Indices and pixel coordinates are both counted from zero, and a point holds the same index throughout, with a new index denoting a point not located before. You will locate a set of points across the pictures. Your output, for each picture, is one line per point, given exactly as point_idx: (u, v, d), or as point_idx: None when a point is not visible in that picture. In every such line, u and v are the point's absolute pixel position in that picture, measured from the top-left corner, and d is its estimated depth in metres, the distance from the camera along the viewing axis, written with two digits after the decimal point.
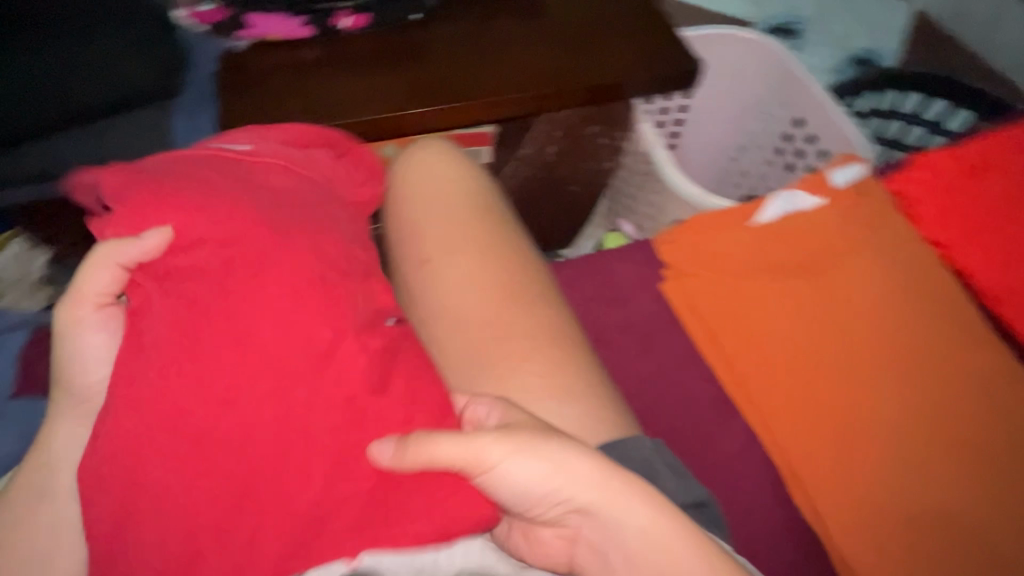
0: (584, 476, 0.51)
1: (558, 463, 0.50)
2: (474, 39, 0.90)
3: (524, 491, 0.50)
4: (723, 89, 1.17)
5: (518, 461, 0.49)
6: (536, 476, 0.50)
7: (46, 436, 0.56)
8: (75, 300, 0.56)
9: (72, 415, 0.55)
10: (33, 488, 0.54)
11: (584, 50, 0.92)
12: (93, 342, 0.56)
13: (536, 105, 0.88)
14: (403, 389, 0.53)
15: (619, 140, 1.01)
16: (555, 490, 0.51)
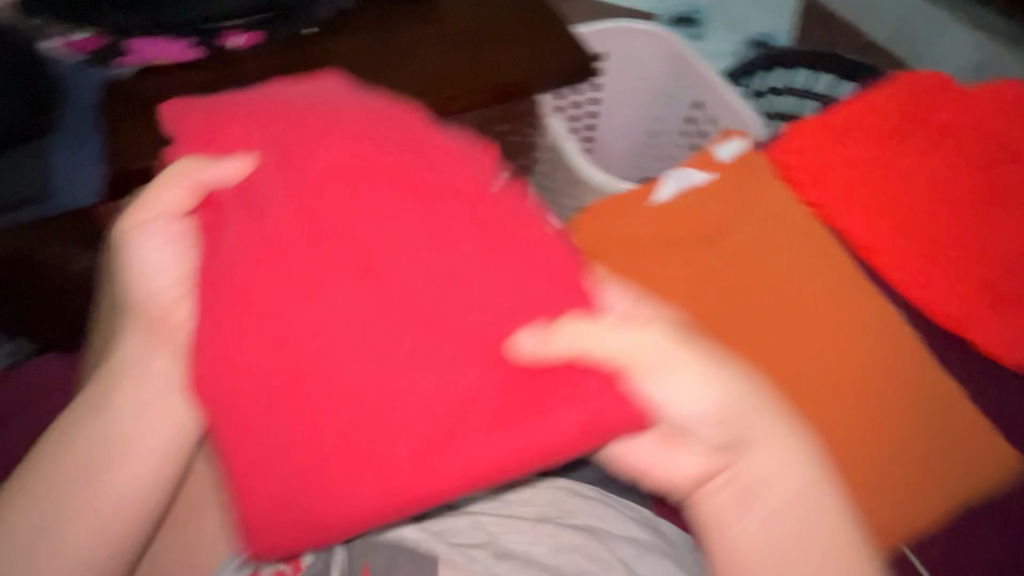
0: (753, 419, 0.42)
1: (737, 396, 0.42)
2: (375, 48, 0.91)
3: (686, 406, 0.41)
4: (627, 79, 1.21)
5: (681, 379, 0.41)
6: (709, 399, 0.41)
7: (109, 375, 0.50)
8: (176, 214, 0.53)
9: (147, 348, 0.50)
10: (79, 439, 0.47)
11: (481, 52, 0.94)
12: (157, 263, 0.52)
13: (440, 108, 0.89)
14: (532, 251, 0.47)
15: (529, 136, 1.05)
16: (721, 409, 0.42)
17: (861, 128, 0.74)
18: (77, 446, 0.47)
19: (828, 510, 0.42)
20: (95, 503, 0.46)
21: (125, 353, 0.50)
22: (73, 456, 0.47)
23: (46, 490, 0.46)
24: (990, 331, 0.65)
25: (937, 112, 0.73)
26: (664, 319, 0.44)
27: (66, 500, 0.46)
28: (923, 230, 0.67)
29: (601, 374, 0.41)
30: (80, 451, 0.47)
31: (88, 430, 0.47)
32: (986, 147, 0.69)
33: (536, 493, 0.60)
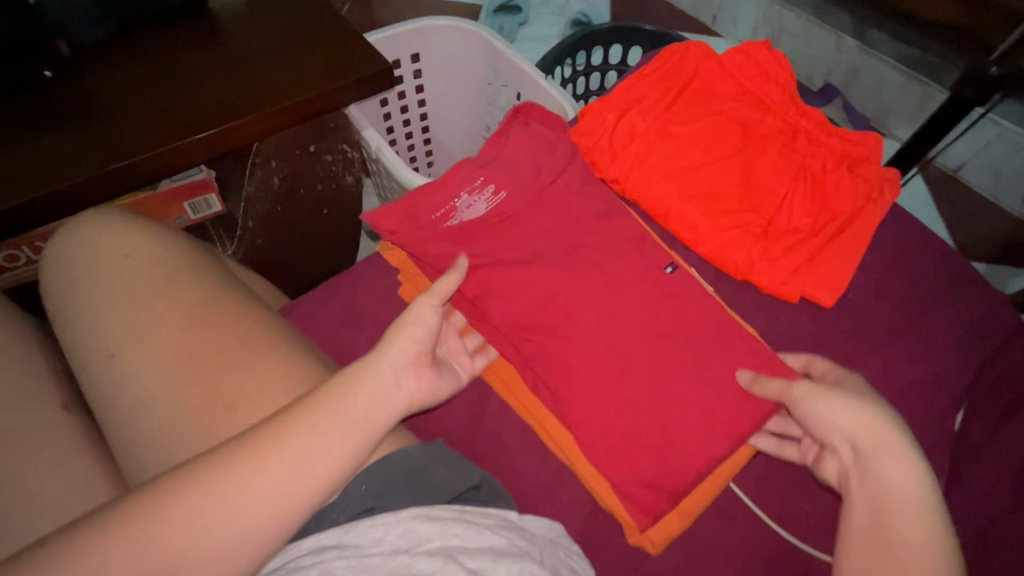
0: (850, 424, 0.49)
1: (870, 414, 0.49)
2: (147, 84, 0.81)
3: (834, 419, 0.50)
4: (440, 73, 1.17)
5: (827, 400, 0.51)
6: (845, 409, 0.50)
7: (361, 385, 0.49)
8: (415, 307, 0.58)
9: (377, 381, 0.50)
10: (314, 435, 0.44)
11: (265, 69, 0.85)
12: (418, 340, 0.55)
13: (232, 137, 0.80)
14: (642, 252, 0.67)
15: (347, 154, 1.00)
16: (847, 422, 0.49)
17: (642, 100, 0.77)
18: (290, 451, 0.43)
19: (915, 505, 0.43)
20: (300, 491, 0.43)
21: (383, 380, 0.50)
22: (288, 453, 0.43)
23: (256, 476, 0.41)
24: (768, 275, 0.67)
25: (704, 80, 0.78)
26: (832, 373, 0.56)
27: (300, 487, 0.43)
28: (698, 190, 0.71)
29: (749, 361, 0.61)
30: (332, 442, 0.45)
31: (332, 426, 0.46)
32: (746, 108, 0.75)
33: (386, 528, 0.49)
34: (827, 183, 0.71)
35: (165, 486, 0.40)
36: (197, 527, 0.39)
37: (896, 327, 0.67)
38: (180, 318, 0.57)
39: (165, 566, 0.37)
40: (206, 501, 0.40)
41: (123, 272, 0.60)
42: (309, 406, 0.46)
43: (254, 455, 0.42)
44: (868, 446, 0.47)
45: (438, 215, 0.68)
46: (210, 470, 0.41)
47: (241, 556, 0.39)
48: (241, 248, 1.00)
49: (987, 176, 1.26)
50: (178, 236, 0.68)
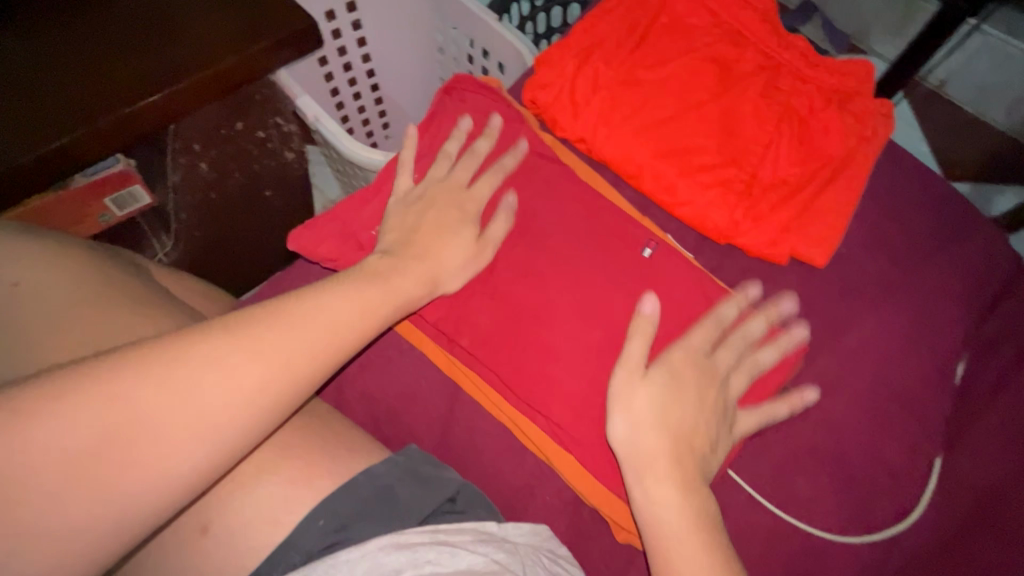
0: (640, 445, 0.47)
1: (652, 431, 0.47)
2: (17, 67, 0.66)
3: (627, 416, 0.48)
4: (383, 22, 1.02)
5: (639, 393, 0.49)
6: (632, 421, 0.48)
7: (368, 293, 0.46)
8: (430, 218, 0.55)
9: (392, 292, 0.48)
10: (294, 336, 0.39)
11: (166, 35, 0.71)
12: (451, 249, 0.55)
13: (139, 122, 0.68)
14: (611, 230, 0.60)
15: (282, 127, 0.89)
16: (630, 430, 0.48)
17: (604, 42, 0.67)
18: (267, 348, 0.38)
19: (684, 523, 0.44)
20: (267, 396, 0.37)
21: (383, 292, 0.47)
22: (265, 347, 0.38)
23: (219, 368, 0.36)
24: (756, 236, 0.61)
25: (672, 13, 0.68)
26: (681, 350, 0.52)
27: (266, 390, 0.37)
28: (674, 144, 0.62)
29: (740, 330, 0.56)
30: (313, 351, 0.39)
31: (311, 332, 0.40)
32: (722, 43, 0.66)
33: (350, 565, 0.43)
34: (814, 124, 0.63)
35: (109, 359, 0.34)
36: (137, 416, 0.33)
37: (894, 279, 0.62)
38: (88, 359, 0.47)
39: (89, 458, 0.32)
40: (152, 386, 0.34)
41: (20, 306, 0.50)
42: (292, 303, 0.41)
43: (219, 345, 0.37)
44: (636, 460, 0.47)
45: (375, 232, 0.60)
46: (166, 353, 0.35)
47: (183, 470, 0.34)
48: (178, 241, 0.90)
49: (971, 89, 1.20)
50: (81, 249, 0.56)
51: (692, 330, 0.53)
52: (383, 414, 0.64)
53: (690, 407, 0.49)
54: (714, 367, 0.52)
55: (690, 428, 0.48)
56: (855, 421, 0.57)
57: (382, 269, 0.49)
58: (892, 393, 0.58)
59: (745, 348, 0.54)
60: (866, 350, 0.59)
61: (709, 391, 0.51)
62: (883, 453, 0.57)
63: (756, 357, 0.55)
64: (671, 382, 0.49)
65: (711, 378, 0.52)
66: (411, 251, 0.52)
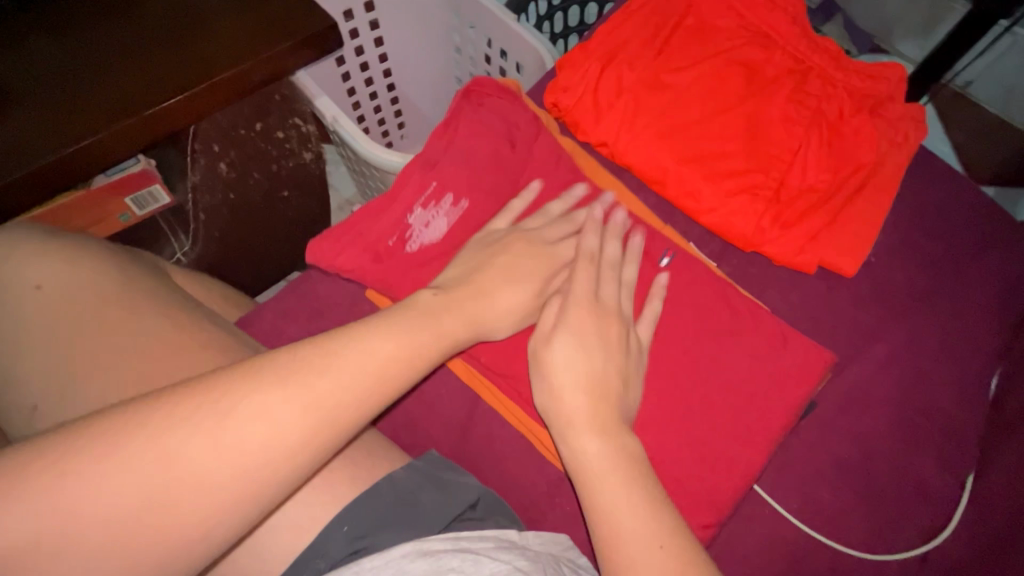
0: (560, 407, 0.44)
1: (563, 386, 0.44)
2: (44, 68, 0.67)
3: (545, 380, 0.46)
4: (401, 21, 1.01)
5: (553, 350, 0.46)
6: (552, 385, 0.45)
7: (418, 335, 0.41)
8: (504, 257, 0.51)
9: (442, 334, 0.43)
10: (338, 383, 0.35)
11: (188, 37, 0.71)
12: (508, 292, 0.49)
13: (162, 124, 0.68)
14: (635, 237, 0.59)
15: (301, 128, 0.89)
16: (552, 393, 0.45)
17: (628, 44, 0.66)
18: (311, 393, 0.34)
19: (609, 472, 0.40)
20: (306, 450, 0.34)
21: (438, 331, 0.43)
22: (307, 393, 0.34)
23: (258, 417, 0.32)
24: (783, 244, 0.59)
25: (698, 15, 0.67)
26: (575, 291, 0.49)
27: (309, 444, 0.34)
28: (699, 150, 0.61)
29: (761, 339, 0.55)
30: (360, 397, 0.36)
31: (361, 377, 0.36)
32: (750, 46, 0.64)
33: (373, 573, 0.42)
34: (844, 129, 0.61)
35: (152, 404, 0.31)
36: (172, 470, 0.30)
37: (924, 290, 0.61)
38: (113, 362, 0.47)
39: (123, 519, 0.29)
40: (188, 440, 0.31)
41: (47, 309, 0.50)
42: (343, 346, 0.37)
43: (267, 393, 0.33)
44: (560, 424, 0.44)
45: (394, 240, 0.59)
46: (206, 399, 0.32)
47: (207, 533, 0.31)
48: (198, 241, 0.90)
49: (996, 90, 1.17)
50: (105, 251, 0.57)
51: (578, 278, 0.50)
52: (400, 419, 0.63)
53: (601, 354, 0.46)
54: (606, 306, 0.50)
55: (602, 377, 0.45)
56: (883, 435, 0.56)
57: (433, 306, 0.45)
58: (922, 408, 0.57)
59: (616, 278, 0.52)
60: (894, 362, 0.58)
61: (609, 332, 0.48)
62: (912, 468, 0.55)
63: (625, 274, 0.54)
64: (578, 335, 0.46)
65: (610, 314, 0.49)
66: (463, 286, 0.48)
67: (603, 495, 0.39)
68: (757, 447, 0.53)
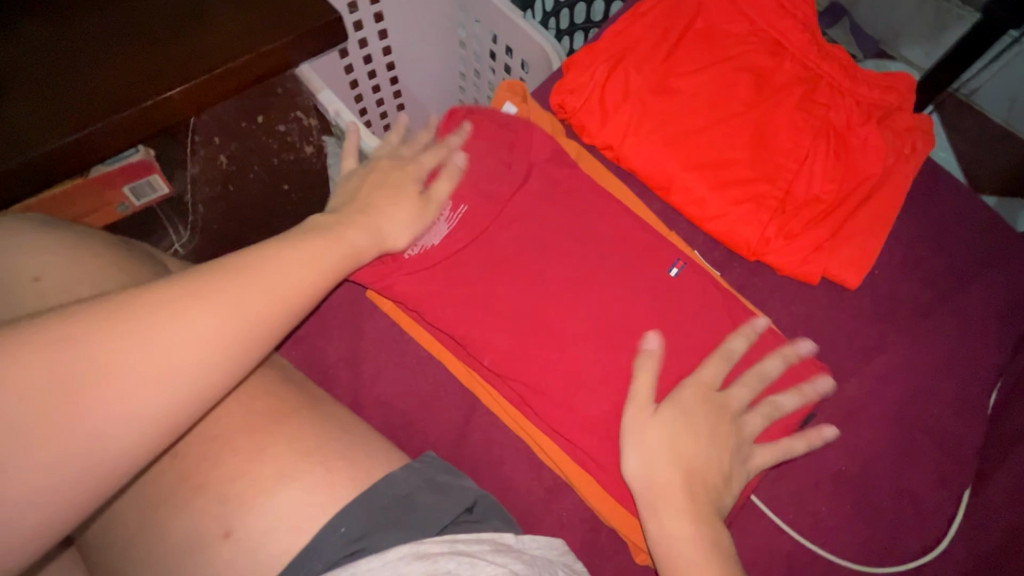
0: (652, 481, 0.44)
1: (664, 465, 0.44)
2: (45, 54, 0.66)
3: (640, 452, 0.46)
4: (406, 15, 1.00)
5: (653, 428, 0.46)
6: (642, 455, 0.45)
7: (319, 246, 0.44)
8: (373, 172, 0.54)
9: (341, 245, 0.45)
10: (241, 281, 0.37)
11: (191, 26, 0.70)
12: (399, 207, 0.52)
13: (164, 114, 0.67)
14: (639, 243, 0.59)
15: (303, 121, 0.87)
16: (642, 465, 0.45)
17: (637, 47, 0.65)
18: (222, 293, 0.36)
19: (696, 560, 0.41)
20: (222, 337, 0.35)
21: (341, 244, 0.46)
22: (219, 295, 0.36)
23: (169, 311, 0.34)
24: (788, 255, 0.59)
25: (707, 18, 0.66)
26: (695, 381, 0.49)
27: (222, 332, 0.35)
28: (705, 157, 0.61)
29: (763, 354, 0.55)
30: (273, 295, 0.38)
31: (268, 278, 0.39)
32: (760, 52, 0.64)
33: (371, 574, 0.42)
34: (852, 139, 0.61)
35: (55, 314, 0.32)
36: (58, 368, 0.30)
37: (925, 304, 0.61)
38: None
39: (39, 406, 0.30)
40: (102, 332, 0.32)
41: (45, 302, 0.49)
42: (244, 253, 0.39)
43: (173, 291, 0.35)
44: (644, 495, 0.44)
45: None
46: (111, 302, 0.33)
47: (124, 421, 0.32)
48: (196, 233, 0.89)
49: (1001, 100, 1.17)
50: (103, 243, 0.56)
51: (702, 366, 0.51)
52: (398, 422, 0.62)
53: (707, 444, 0.46)
54: (729, 405, 0.49)
55: (699, 460, 0.45)
56: (880, 449, 0.56)
57: (327, 222, 0.47)
58: (919, 421, 0.57)
59: (756, 388, 0.51)
60: (894, 375, 0.58)
61: (723, 426, 0.48)
62: (909, 483, 0.55)
63: (773, 400, 0.52)
64: (682, 420, 0.46)
65: (724, 412, 0.49)
66: (359, 205, 0.50)
67: None
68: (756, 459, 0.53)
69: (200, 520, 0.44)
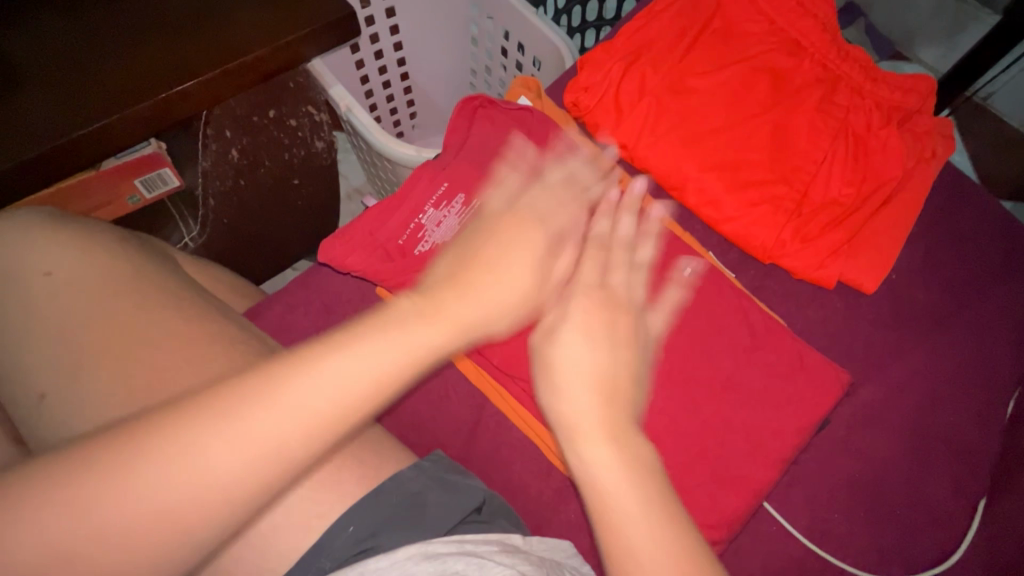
0: (564, 413, 0.36)
1: (573, 392, 0.37)
2: (60, 47, 0.66)
3: (553, 379, 0.38)
4: (418, 10, 0.99)
5: (565, 348, 0.38)
6: (568, 385, 0.37)
7: (386, 343, 0.33)
8: (494, 221, 0.44)
9: (420, 342, 0.34)
10: (288, 395, 0.30)
11: (204, 20, 0.70)
12: (510, 278, 0.39)
13: (176, 108, 0.67)
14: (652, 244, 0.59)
15: (314, 116, 0.87)
16: (563, 394, 0.37)
17: (653, 45, 0.65)
18: (269, 416, 0.29)
19: (628, 496, 0.33)
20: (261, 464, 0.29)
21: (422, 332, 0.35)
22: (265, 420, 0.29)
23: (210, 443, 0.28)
24: (803, 258, 0.59)
25: (725, 17, 0.65)
26: (586, 284, 0.42)
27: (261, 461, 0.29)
28: (721, 158, 0.60)
29: (777, 358, 0.55)
30: (328, 408, 0.30)
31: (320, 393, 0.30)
32: (779, 52, 0.63)
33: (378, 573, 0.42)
34: (871, 142, 0.60)
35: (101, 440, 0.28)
36: (88, 515, 0.26)
37: (942, 310, 0.60)
38: (121, 351, 0.46)
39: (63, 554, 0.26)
40: (139, 469, 0.27)
41: (59, 294, 0.49)
42: (303, 358, 0.31)
43: (216, 414, 0.29)
44: (563, 438, 0.36)
45: (405, 238, 0.60)
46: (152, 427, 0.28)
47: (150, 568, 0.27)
48: (206, 227, 0.88)
49: (1019, 103, 1.15)
50: (116, 238, 0.56)
51: (580, 265, 0.44)
52: (408, 420, 0.62)
53: (614, 354, 0.39)
54: (617, 294, 0.43)
55: (614, 378, 0.38)
56: (894, 456, 0.56)
57: (414, 305, 0.36)
58: (935, 428, 0.56)
59: (645, 283, 0.46)
60: (909, 382, 0.57)
61: (626, 330, 0.41)
62: (924, 491, 0.55)
63: (665, 294, 0.51)
64: (585, 330, 0.39)
65: (625, 315, 0.42)
66: (454, 280, 0.38)
67: (624, 533, 0.32)
68: (768, 464, 0.53)
69: None
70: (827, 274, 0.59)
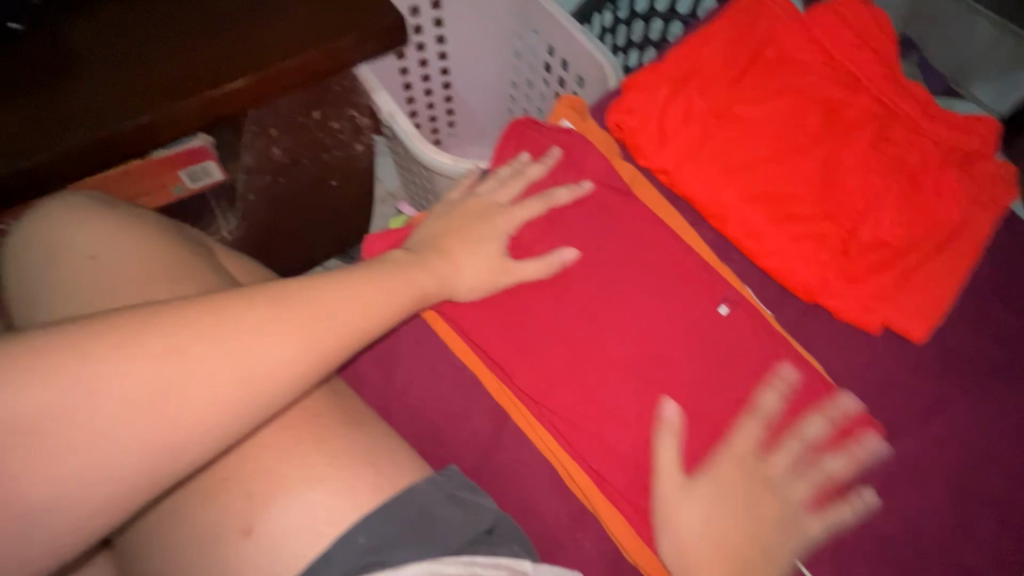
0: (681, 553, 0.48)
1: (695, 545, 0.47)
2: (124, 39, 0.69)
3: (675, 524, 0.49)
4: (465, 22, 1.01)
5: (687, 503, 0.49)
6: (682, 527, 0.48)
7: (386, 288, 0.50)
8: (457, 209, 0.60)
9: (406, 290, 0.51)
10: (322, 311, 0.44)
11: (260, 21, 0.72)
12: (474, 263, 0.56)
13: (227, 106, 0.69)
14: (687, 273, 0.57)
15: (356, 119, 0.89)
16: (679, 536, 0.48)
17: (703, 71, 0.63)
18: (306, 323, 0.43)
19: None
20: (298, 364, 0.42)
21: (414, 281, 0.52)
22: (304, 325, 0.42)
23: (259, 332, 0.40)
24: (846, 299, 0.56)
25: (781, 46, 0.64)
26: (736, 461, 0.50)
27: (297, 357, 0.42)
28: (767, 189, 0.58)
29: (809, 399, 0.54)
30: (350, 326, 0.45)
31: (342, 316, 0.45)
32: (835, 84, 0.61)
33: None
34: (927, 183, 0.58)
35: (162, 317, 0.39)
36: (156, 375, 0.37)
37: (993, 364, 0.56)
38: None
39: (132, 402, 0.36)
40: (200, 343, 0.38)
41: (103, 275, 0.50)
42: (328, 286, 0.46)
43: (262, 314, 0.41)
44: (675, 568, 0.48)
45: None
46: (209, 315, 0.40)
47: (198, 427, 0.37)
48: (244, 221, 0.90)
49: None
50: (160, 224, 0.57)
51: (736, 437, 0.51)
52: (426, 431, 0.62)
53: (742, 525, 0.47)
54: (766, 475, 0.50)
55: (732, 541, 0.47)
56: (933, 516, 0.52)
57: (399, 263, 0.53)
58: (979, 490, 0.53)
59: (799, 461, 0.51)
60: (953, 437, 0.54)
61: (761, 503, 0.49)
62: (965, 557, 0.51)
63: (825, 466, 0.51)
64: (714, 495, 0.48)
65: (765, 490, 0.49)
66: (429, 252, 0.56)
67: None
68: None
69: (225, 512, 0.44)
70: (871, 318, 0.56)
